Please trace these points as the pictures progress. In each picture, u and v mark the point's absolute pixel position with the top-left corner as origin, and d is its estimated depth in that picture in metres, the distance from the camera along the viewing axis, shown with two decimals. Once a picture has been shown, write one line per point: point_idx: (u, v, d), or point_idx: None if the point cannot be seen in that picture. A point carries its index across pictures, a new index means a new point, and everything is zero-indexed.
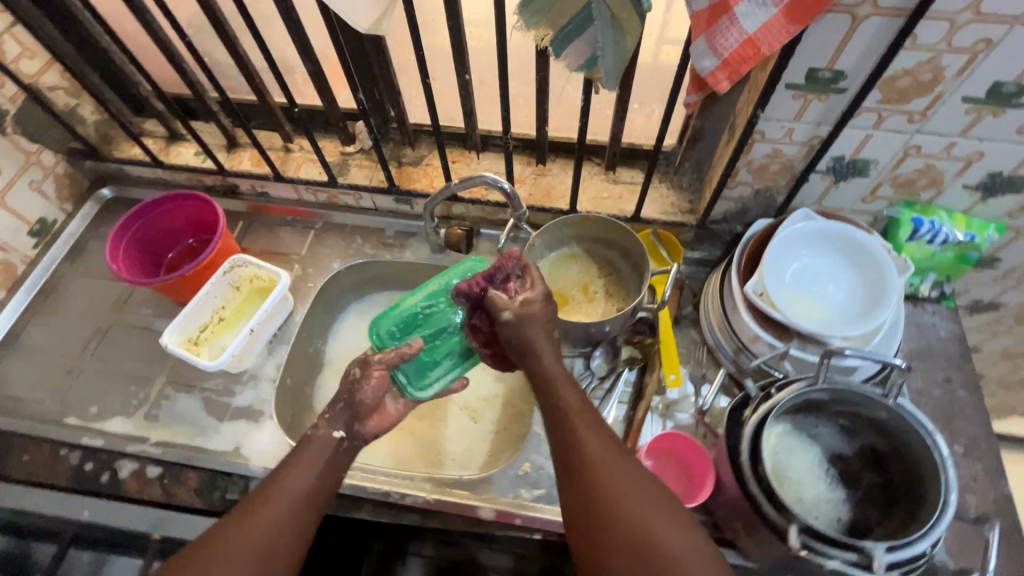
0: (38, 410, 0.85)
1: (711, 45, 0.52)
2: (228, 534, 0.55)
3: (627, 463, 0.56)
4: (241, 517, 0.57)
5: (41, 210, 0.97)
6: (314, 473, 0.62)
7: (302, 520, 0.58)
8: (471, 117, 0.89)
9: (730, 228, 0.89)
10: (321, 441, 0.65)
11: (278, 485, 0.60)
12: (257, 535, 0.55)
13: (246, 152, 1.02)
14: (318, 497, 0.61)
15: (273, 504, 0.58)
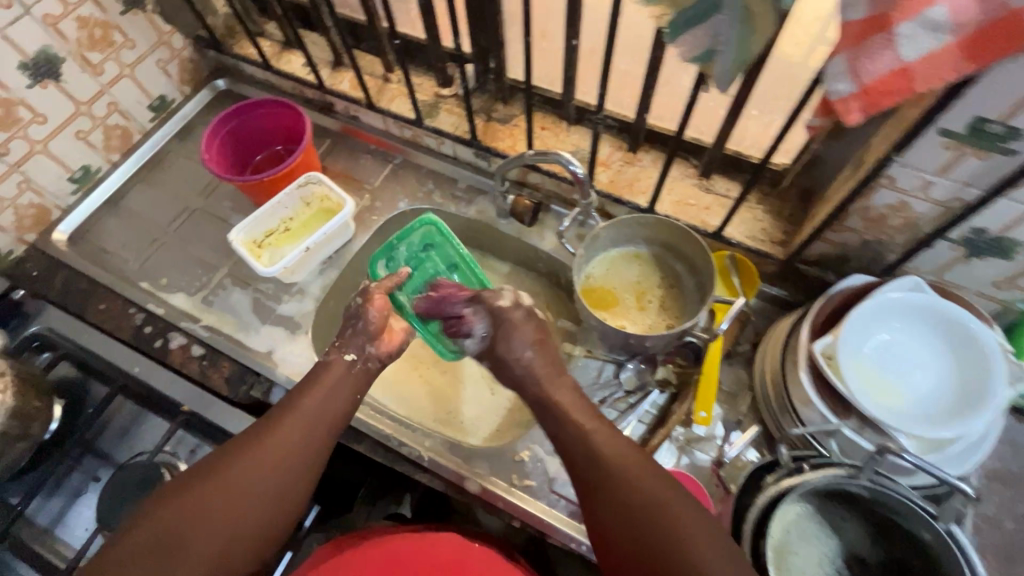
0: (121, 267, 0.95)
1: (852, 66, 0.43)
2: (245, 451, 0.60)
3: (640, 469, 0.58)
4: (258, 435, 0.62)
5: (163, 89, 1.04)
6: (331, 394, 0.66)
7: (316, 436, 0.64)
8: (570, 86, 0.83)
9: (821, 274, 0.78)
10: (338, 365, 0.68)
11: (294, 406, 0.64)
12: (273, 452, 0.61)
13: (348, 73, 1.03)
14: (332, 415, 0.65)
15: (291, 415, 0.64)
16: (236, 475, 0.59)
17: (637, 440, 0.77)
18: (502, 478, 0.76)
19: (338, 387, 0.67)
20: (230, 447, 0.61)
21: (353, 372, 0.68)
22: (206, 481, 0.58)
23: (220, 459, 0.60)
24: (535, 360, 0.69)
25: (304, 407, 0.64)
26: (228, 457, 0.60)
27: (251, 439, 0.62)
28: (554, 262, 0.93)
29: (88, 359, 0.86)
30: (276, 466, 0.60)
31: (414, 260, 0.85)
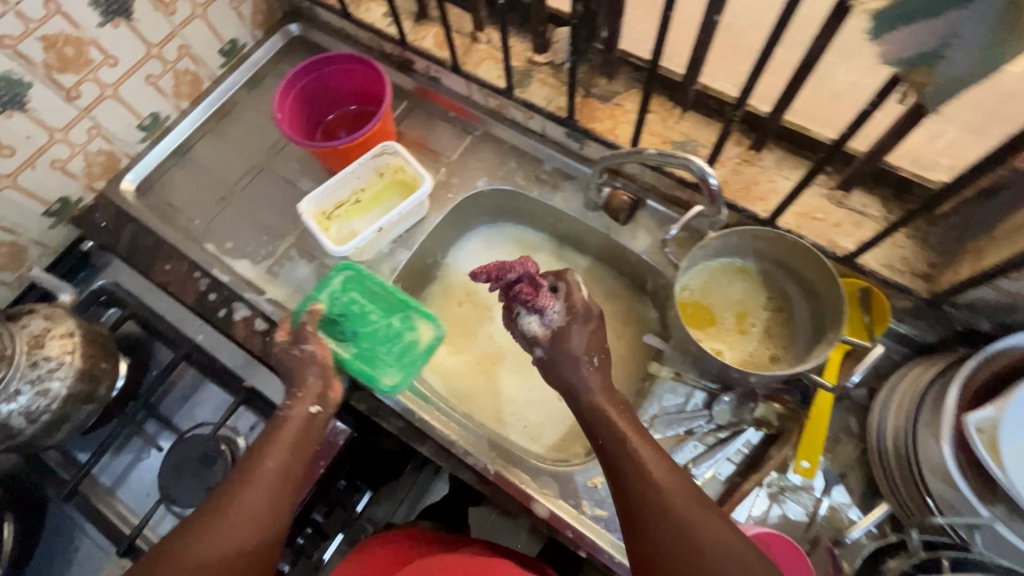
0: (188, 226, 0.91)
1: None
2: (208, 523, 0.57)
3: (699, 508, 0.54)
4: (218, 505, 0.58)
5: (234, 32, 0.97)
6: (291, 450, 0.64)
7: (282, 494, 0.61)
8: (695, 69, 0.70)
9: (971, 321, 0.66)
10: (293, 419, 0.66)
11: (253, 469, 0.61)
12: (241, 516, 0.58)
13: (432, 29, 0.93)
14: (294, 472, 0.63)
15: (254, 479, 0.60)
16: (201, 548, 0.55)
17: (724, 480, 0.70)
18: (572, 503, 0.71)
19: (299, 443, 0.65)
20: (186, 525, 0.57)
21: (309, 422, 0.67)
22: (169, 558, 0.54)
23: (181, 535, 0.56)
24: (593, 372, 0.64)
25: (265, 468, 0.61)
26: (187, 534, 0.56)
27: (210, 511, 0.58)
28: (644, 266, 0.83)
29: (153, 320, 0.84)
30: (245, 530, 0.57)
31: (336, 307, 0.77)
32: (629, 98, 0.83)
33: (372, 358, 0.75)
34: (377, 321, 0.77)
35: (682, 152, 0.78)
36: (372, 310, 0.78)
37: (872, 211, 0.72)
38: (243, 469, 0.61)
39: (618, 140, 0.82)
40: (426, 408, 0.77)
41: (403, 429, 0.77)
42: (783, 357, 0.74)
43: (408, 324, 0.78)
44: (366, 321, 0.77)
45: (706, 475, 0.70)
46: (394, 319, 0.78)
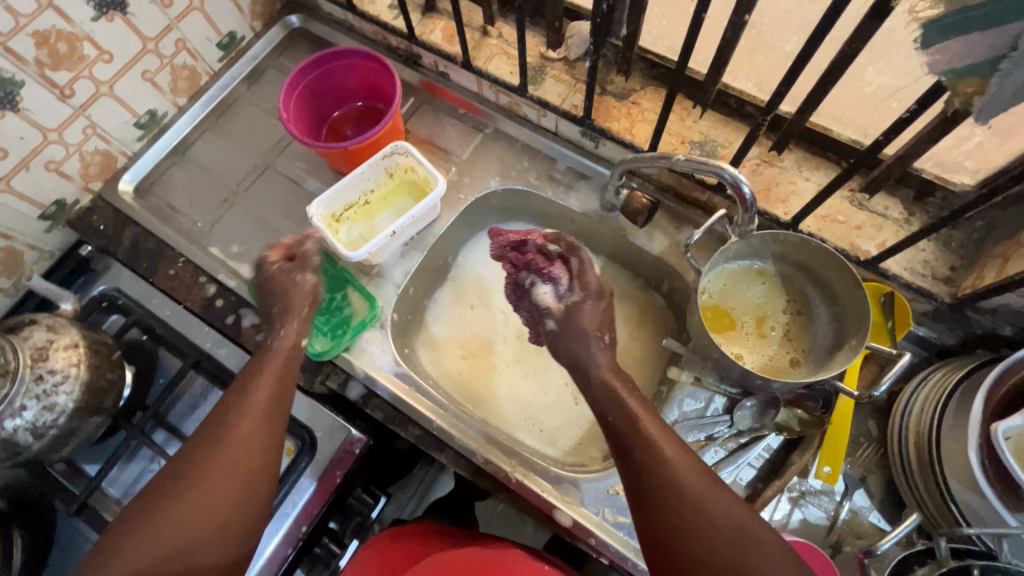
0: (191, 228, 0.88)
1: None
2: (200, 472, 0.55)
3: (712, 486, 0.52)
4: (205, 450, 0.57)
5: (233, 24, 0.92)
6: (275, 380, 0.63)
7: (275, 431, 0.60)
8: (718, 68, 0.69)
9: (993, 325, 0.66)
10: (277, 351, 0.66)
11: (242, 399, 0.60)
12: (236, 463, 0.56)
13: (441, 22, 0.90)
14: (282, 404, 0.63)
15: (245, 407, 0.60)
16: (195, 502, 0.54)
17: (747, 485, 0.70)
18: (594, 511, 0.70)
19: (283, 369, 0.65)
20: (181, 467, 0.56)
21: (296, 354, 0.67)
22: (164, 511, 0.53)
23: (171, 490, 0.55)
24: (602, 349, 0.62)
25: (256, 400, 0.61)
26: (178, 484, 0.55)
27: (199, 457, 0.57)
28: (662, 268, 0.81)
29: (158, 327, 0.81)
30: (242, 470, 0.56)
31: None
32: (646, 96, 0.81)
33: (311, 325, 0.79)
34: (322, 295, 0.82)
35: (701, 152, 0.77)
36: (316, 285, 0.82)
37: (894, 214, 0.71)
38: (230, 403, 0.61)
39: (635, 140, 0.79)
40: (443, 416, 0.75)
41: (421, 436, 0.76)
42: (805, 361, 0.73)
43: (345, 302, 0.81)
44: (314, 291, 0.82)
45: (728, 480, 0.70)
46: (338, 295, 0.81)
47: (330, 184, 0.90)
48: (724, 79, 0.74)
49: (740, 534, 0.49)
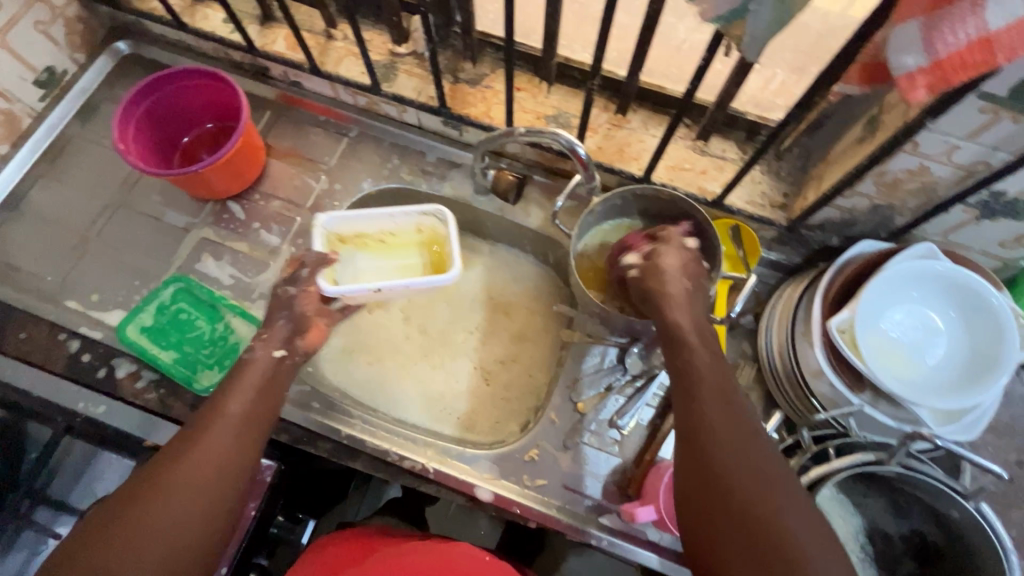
0: (39, 285, 0.80)
1: (926, 36, 0.40)
2: (171, 469, 0.53)
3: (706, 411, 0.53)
4: (179, 449, 0.54)
5: (49, 58, 0.85)
6: (253, 394, 0.60)
7: (245, 446, 0.57)
8: (552, 43, 0.72)
9: (824, 238, 0.75)
10: (257, 363, 0.63)
11: (213, 413, 0.57)
12: (203, 468, 0.53)
13: (282, 30, 0.87)
14: (257, 421, 0.59)
15: (221, 425, 0.57)
16: (163, 502, 0.51)
17: (647, 425, 0.75)
18: (514, 481, 0.73)
19: (263, 386, 0.61)
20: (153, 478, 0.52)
21: (276, 367, 0.63)
22: (127, 511, 0.50)
23: (143, 484, 0.52)
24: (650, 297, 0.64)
25: (228, 414, 0.57)
26: (151, 480, 0.52)
27: (169, 457, 0.54)
28: (542, 240, 0.85)
29: (16, 399, 0.74)
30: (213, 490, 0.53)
31: (164, 315, 0.78)
32: (497, 79, 0.83)
33: (193, 362, 0.75)
34: (201, 327, 0.77)
35: (557, 125, 0.80)
36: (198, 317, 0.78)
37: (731, 155, 0.78)
38: (211, 415, 0.57)
39: (494, 121, 0.81)
40: (353, 424, 0.76)
41: (334, 449, 0.76)
42: None
43: (227, 330, 0.77)
44: (192, 325, 0.77)
45: (631, 424, 0.74)
46: (219, 325, 0.78)
47: (193, 212, 0.85)
48: (563, 52, 0.78)
49: (741, 429, 0.52)
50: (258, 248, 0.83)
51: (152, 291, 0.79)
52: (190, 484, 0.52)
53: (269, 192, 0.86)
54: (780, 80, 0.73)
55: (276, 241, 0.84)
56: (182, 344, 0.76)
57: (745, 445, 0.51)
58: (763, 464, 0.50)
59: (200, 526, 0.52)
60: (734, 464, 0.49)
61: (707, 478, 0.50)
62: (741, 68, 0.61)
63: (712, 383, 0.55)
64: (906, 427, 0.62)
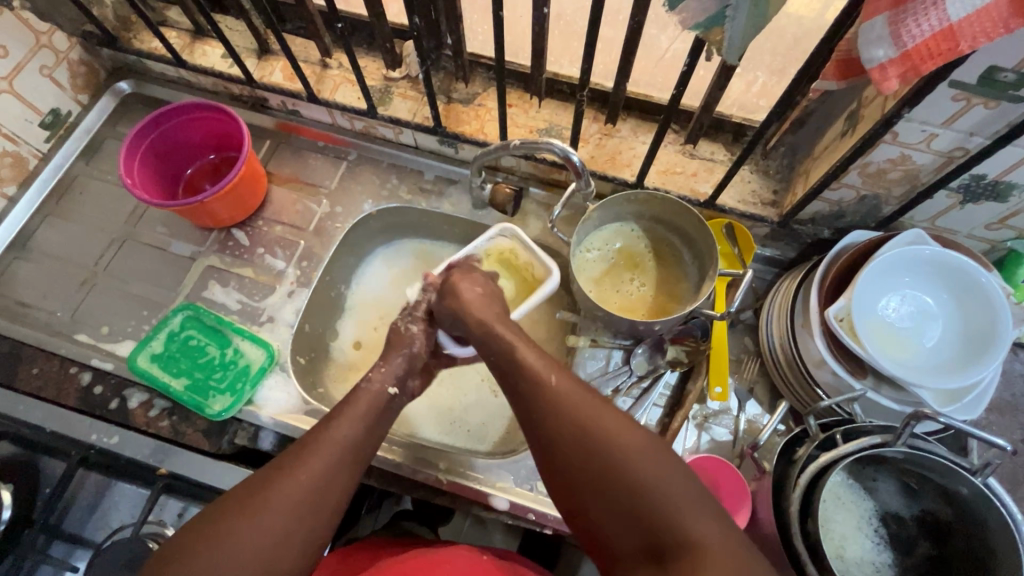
0: (49, 320, 0.81)
1: (893, 30, 0.43)
2: (273, 484, 0.52)
3: (576, 399, 0.52)
4: (288, 465, 0.53)
5: (53, 100, 0.87)
6: (360, 424, 0.58)
7: (346, 472, 0.55)
8: (540, 60, 0.75)
9: (816, 231, 0.77)
10: (370, 393, 0.61)
11: (320, 435, 0.56)
12: (306, 488, 0.52)
13: (279, 62, 0.90)
14: (364, 449, 0.58)
15: (326, 449, 0.55)
16: (261, 514, 0.50)
17: (656, 424, 0.76)
18: (528, 488, 0.74)
19: (372, 416, 0.60)
20: (245, 492, 0.52)
21: (385, 401, 0.62)
22: (228, 521, 0.50)
23: (245, 495, 0.52)
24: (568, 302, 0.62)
25: (336, 438, 0.56)
26: (254, 491, 0.52)
27: (273, 471, 0.53)
28: (541, 250, 0.87)
29: (31, 435, 0.76)
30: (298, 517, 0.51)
31: (175, 344, 0.79)
32: (489, 97, 0.86)
33: (204, 387, 0.76)
34: (212, 353, 0.79)
35: (549, 137, 0.83)
36: (209, 343, 0.79)
37: (720, 157, 0.80)
38: (316, 436, 0.56)
39: (488, 137, 0.84)
40: None
41: None
42: (676, 304, 0.79)
43: (237, 354, 0.79)
44: (202, 352, 0.79)
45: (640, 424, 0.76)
46: (229, 349, 0.79)
47: (198, 241, 0.87)
48: (551, 68, 0.81)
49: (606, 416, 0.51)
50: (264, 273, 0.85)
51: (161, 319, 0.81)
52: (291, 501, 0.51)
53: (272, 218, 0.88)
54: (761, 83, 0.76)
55: (281, 265, 0.85)
56: (194, 372, 0.77)
57: (614, 427, 0.50)
58: (638, 450, 0.49)
59: (298, 540, 0.51)
60: (609, 455, 0.49)
61: (592, 479, 0.49)
62: (723, 71, 0.64)
63: (565, 381, 0.54)
64: (909, 408, 0.65)
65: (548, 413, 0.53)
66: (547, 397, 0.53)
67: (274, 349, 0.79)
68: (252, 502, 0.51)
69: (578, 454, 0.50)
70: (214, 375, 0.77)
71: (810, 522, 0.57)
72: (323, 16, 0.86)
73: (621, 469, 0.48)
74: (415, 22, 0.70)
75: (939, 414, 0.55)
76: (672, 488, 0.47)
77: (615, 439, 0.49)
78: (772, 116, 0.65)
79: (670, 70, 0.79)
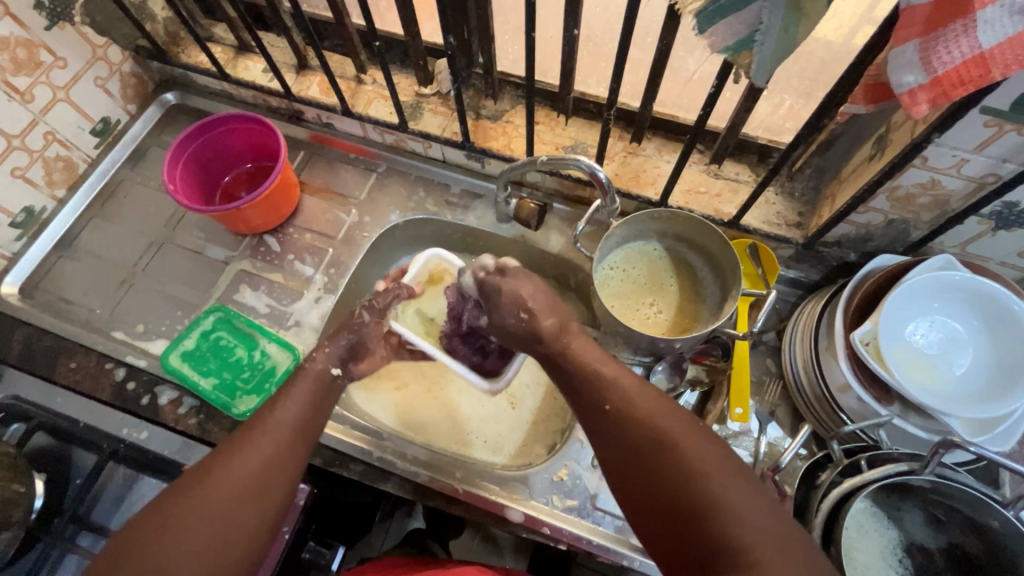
0: (88, 317, 0.85)
1: (925, 55, 0.43)
2: (223, 461, 0.53)
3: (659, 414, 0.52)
4: (236, 444, 0.55)
5: (105, 109, 0.92)
6: (307, 401, 0.61)
7: (299, 446, 0.58)
8: (569, 80, 0.77)
9: (842, 254, 0.76)
10: (313, 371, 0.64)
11: (266, 419, 0.57)
12: (257, 462, 0.54)
13: (316, 77, 0.94)
14: (310, 424, 0.60)
15: (273, 430, 0.56)
16: (215, 487, 0.51)
17: None
18: (543, 501, 0.74)
19: (316, 398, 0.62)
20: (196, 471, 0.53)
21: (329, 381, 0.64)
22: (177, 506, 0.50)
23: (193, 480, 0.52)
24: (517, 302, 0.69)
25: (282, 420, 0.58)
26: (202, 473, 0.52)
27: (222, 451, 0.54)
28: (563, 265, 0.88)
29: (65, 427, 0.79)
30: (246, 493, 0.52)
31: (206, 345, 0.81)
32: (517, 113, 0.88)
33: (232, 388, 0.78)
34: (238, 355, 0.81)
35: (574, 154, 0.84)
36: (237, 344, 0.82)
37: (745, 177, 0.81)
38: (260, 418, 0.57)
39: (514, 153, 0.86)
40: (383, 445, 0.78)
41: (364, 473, 0.77)
42: (696, 325, 0.79)
43: (264, 356, 0.81)
44: (230, 352, 0.81)
45: None
46: (256, 351, 0.81)
47: (232, 246, 0.90)
48: (579, 87, 0.83)
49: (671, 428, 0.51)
50: (292, 278, 0.88)
51: (194, 319, 0.83)
52: (243, 473, 0.53)
53: (303, 226, 0.91)
54: (788, 105, 0.76)
55: (309, 271, 0.88)
56: (221, 373, 0.79)
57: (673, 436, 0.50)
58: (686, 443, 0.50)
59: (248, 515, 0.52)
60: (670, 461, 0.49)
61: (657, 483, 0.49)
62: (749, 94, 0.65)
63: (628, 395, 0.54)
64: (936, 437, 0.63)
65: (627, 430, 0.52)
66: (613, 415, 0.53)
67: (299, 352, 0.81)
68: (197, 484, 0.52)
69: (655, 476, 0.49)
70: (241, 375, 0.79)
71: (833, 549, 0.56)
72: (361, 35, 0.90)
73: (697, 483, 0.47)
74: (449, 42, 0.73)
75: (969, 444, 0.54)
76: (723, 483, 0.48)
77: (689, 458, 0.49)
78: (800, 138, 0.65)
79: (697, 91, 0.80)
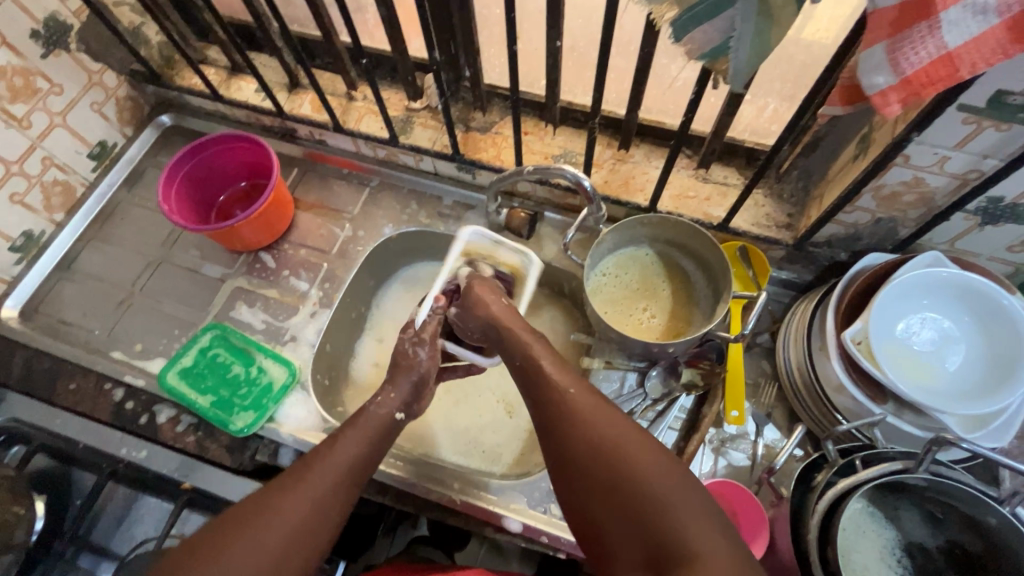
0: (88, 338, 0.86)
1: (893, 57, 0.44)
2: (281, 496, 0.54)
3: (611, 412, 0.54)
4: (292, 479, 0.55)
5: (102, 133, 0.94)
6: (369, 440, 0.61)
7: (352, 485, 0.58)
8: (554, 92, 0.78)
9: (832, 254, 0.76)
10: (376, 415, 0.63)
11: (324, 457, 0.58)
12: (310, 500, 0.54)
13: (308, 95, 0.95)
14: (365, 466, 0.60)
15: (329, 470, 0.57)
16: (269, 517, 0.52)
17: (671, 448, 0.75)
18: (541, 510, 0.74)
19: (375, 441, 0.62)
20: (249, 501, 0.54)
21: (392, 426, 0.64)
22: (227, 533, 0.51)
23: (247, 511, 0.53)
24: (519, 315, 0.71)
25: (341, 457, 0.58)
26: (256, 507, 0.53)
27: (280, 481, 0.56)
28: (556, 272, 0.88)
29: (65, 448, 0.79)
30: (294, 531, 0.52)
31: (203, 362, 0.82)
32: (506, 125, 0.89)
33: (229, 405, 0.79)
34: (235, 370, 0.82)
35: (563, 163, 0.85)
36: (234, 361, 0.82)
37: (733, 180, 0.81)
38: (316, 456, 0.58)
39: (504, 164, 0.86)
40: (380, 458, 0.78)
41: (362, 486, 0.78)
42: (690, 329, 0.79)
43: (261, 372, 0.82)
44: (227, 369, 0.82)
45: None
46: (253, 367, 0.82)
47: (228, 264, 0.91)
48: (566, 97, 0.84)
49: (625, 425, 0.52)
50: (288, 294, 0.88)
51: (191, 337, 0.84)
52: (299, 510, 0.53)
53: (297, 242, 0.92)
54: (773, 109, 0.77)
55: (304, 286, 0.89)
56: (219, 390, 0.80)
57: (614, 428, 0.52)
58: (634, 441, 0.51)
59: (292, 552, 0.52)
60: (608, 453, 0.51)
61: (593, 475, 0.51)
62: (731, 99, 0.65)
63: (581, 394, 0.56)
64: (931, 434, 0.63)
65: (568, 430, 0.54)
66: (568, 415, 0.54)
67: (295, 367, 0.81)
68: (246, 518, 0.52)
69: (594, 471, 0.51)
70: (240, 392, 0.80)
71: (829, 551, 0.55)
72: (349, 53, 0.91)
73: (639, 490, 0.48)
74: (434, 57, 0.74)
75: (962, 441, 0.54)
76: (658, 480, 0.48)
77: (626, 455, 0.50)
78: (784, 140, 0.66)
79: (681, 97, 0.81)
